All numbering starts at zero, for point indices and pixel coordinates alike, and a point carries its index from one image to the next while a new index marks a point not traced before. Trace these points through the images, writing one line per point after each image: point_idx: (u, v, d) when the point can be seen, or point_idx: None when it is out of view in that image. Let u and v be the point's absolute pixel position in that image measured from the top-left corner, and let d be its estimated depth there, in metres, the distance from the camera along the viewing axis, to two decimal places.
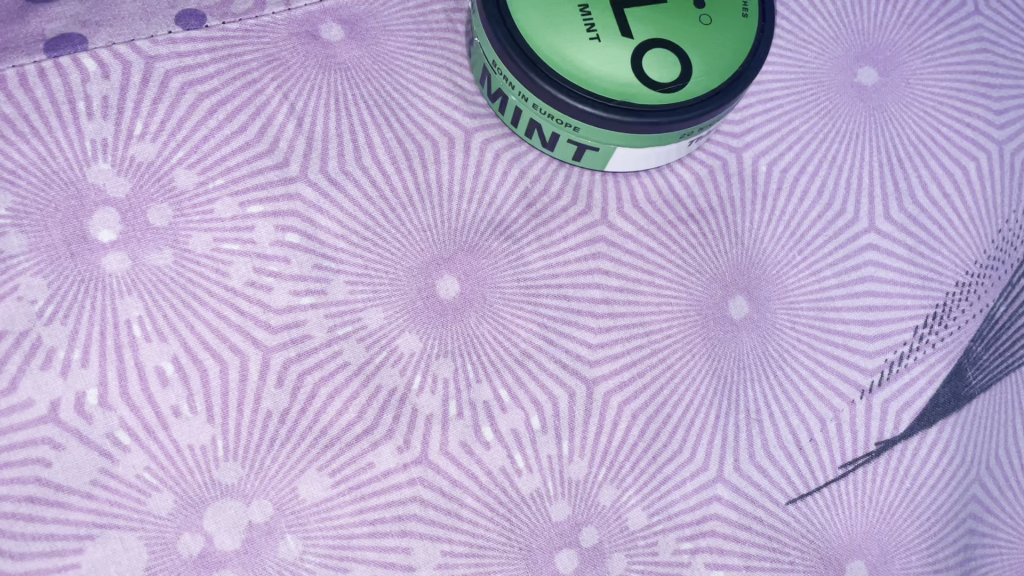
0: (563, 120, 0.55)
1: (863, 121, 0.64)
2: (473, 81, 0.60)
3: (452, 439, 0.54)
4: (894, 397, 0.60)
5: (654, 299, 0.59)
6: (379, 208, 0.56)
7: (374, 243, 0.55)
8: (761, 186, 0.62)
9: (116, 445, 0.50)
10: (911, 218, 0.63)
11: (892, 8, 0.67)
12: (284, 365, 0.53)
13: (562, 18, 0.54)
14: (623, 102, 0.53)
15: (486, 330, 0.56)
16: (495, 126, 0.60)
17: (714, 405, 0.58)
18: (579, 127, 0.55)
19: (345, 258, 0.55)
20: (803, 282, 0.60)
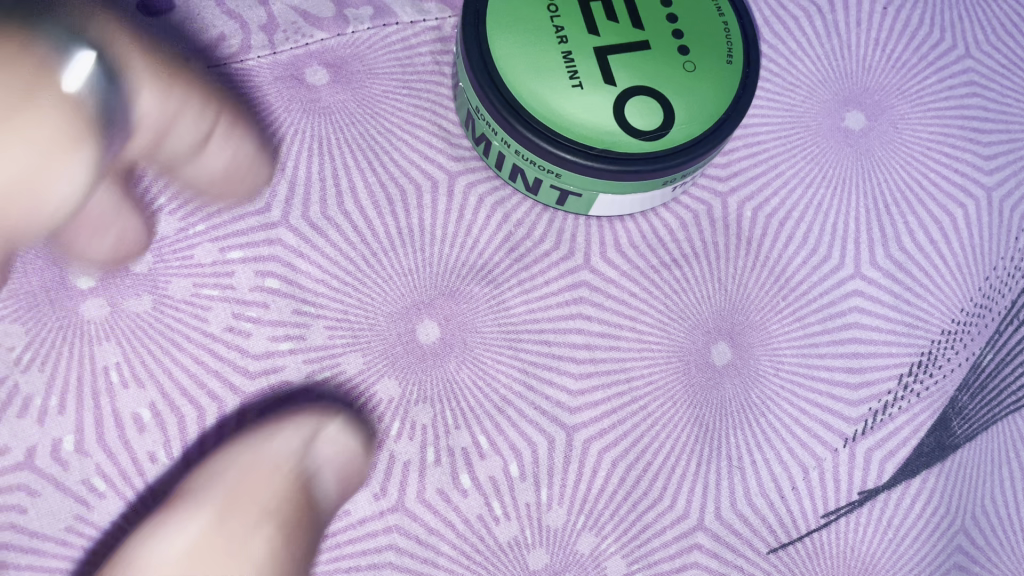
0: (544, 166, 0.55)
1: (849, 166, 0.64)
2: (459, 124, 0.60)
3: (428, 486, 0.54)
4: (878, 447, 0.59)
5: (635, 344, 0.59)
6: (360, 253, 0.56)
7: (354, 289, 0.56)
8: (746, 231, 0.62)
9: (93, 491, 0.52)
10: (898, 264, 0.62)
11: (882, 52, 0.67)
12: None
13: (544, 64, 0.54)
14: (603, 149, 0.53)
15: (465, 376, 0.56)
16: (479, 169, 0.60)
17: (695, 453, 0.58)
18: (561, 173, 0.55)
19: (324, 303, 0.55)
20: (787, 328, 0.60)
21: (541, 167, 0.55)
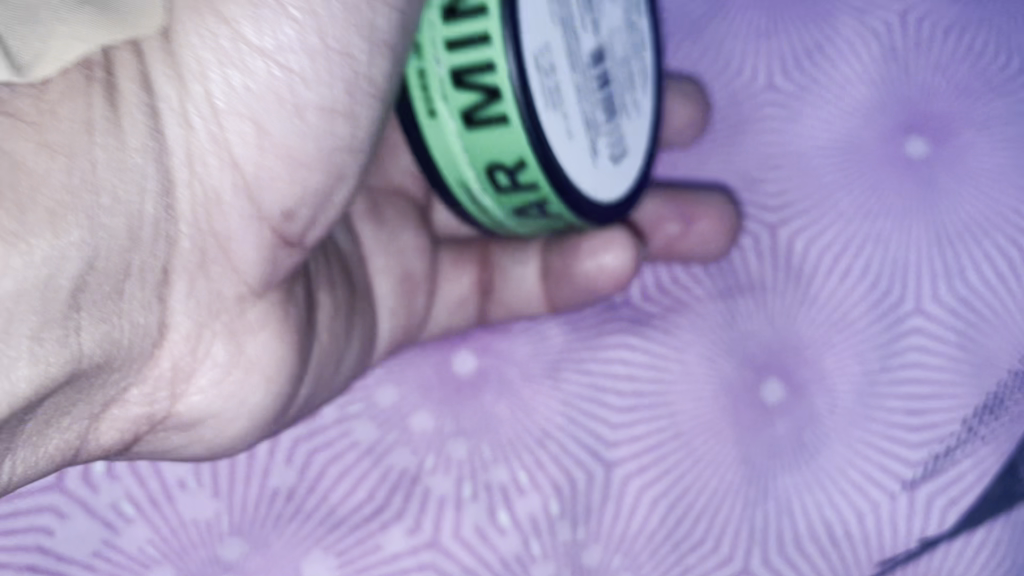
0: (429, 97, 0.46)
1: (910, 197, 0.61)
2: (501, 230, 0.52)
3: (465, 522, 0.52)
4: (941, 492, 0.56)
5: (681, 379, 0.56)
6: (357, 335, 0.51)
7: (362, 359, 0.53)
8: (796, 264, 0.59)
9: (120, 516, 0.49)
10: (961, 299, 0.59)
11: (944, 76, 0.63)
12: (294, 443, 0.52)
13: (455, 180, 0.48)
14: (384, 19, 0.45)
15: (503, 409, 0.54)
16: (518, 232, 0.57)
17: (740, 494, 0.55)
18: (443, 101, 0.45)
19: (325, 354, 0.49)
20: (843, 364, 0.58)
21: (426, 95, 0.46)
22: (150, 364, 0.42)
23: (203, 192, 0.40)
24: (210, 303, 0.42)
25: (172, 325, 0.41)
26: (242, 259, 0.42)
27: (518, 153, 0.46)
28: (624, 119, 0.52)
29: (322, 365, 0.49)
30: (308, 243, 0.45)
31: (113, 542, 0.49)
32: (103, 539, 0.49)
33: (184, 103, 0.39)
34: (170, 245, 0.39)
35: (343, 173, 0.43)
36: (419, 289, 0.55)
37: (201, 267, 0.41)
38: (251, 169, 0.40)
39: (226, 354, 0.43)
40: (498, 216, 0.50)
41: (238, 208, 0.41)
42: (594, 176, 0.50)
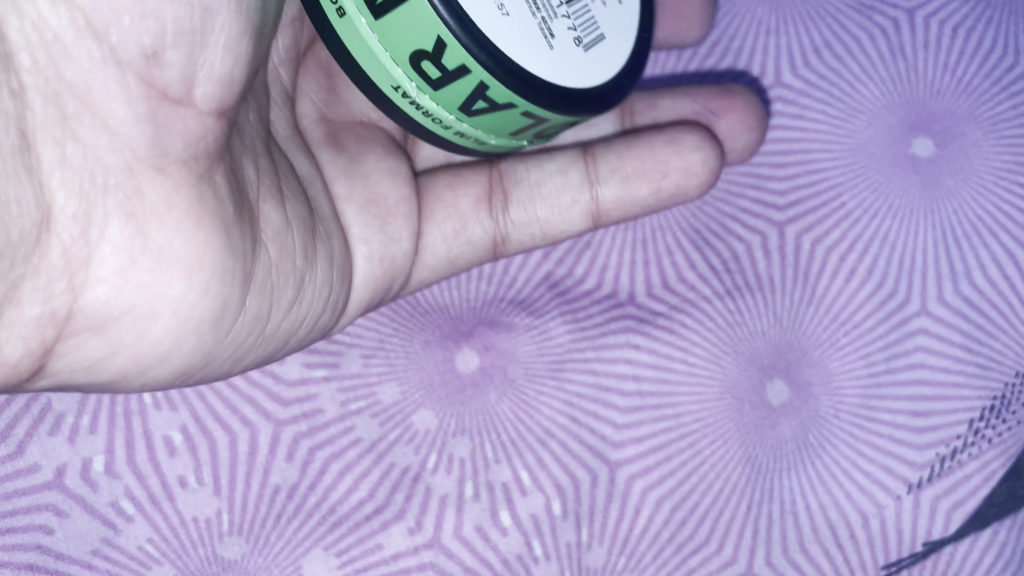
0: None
1: (916, 197, 0.60)
2: (472, 136, 0.49)
3: (466, 522, 0.52)
4: (947, 494, 0.56)
5: (686, 380, 0.56)
6: (321, 260, 0.48)
7: (336, 289, 0.50)
8: (802, 265, 0.59)
9: (120, 514, 0.49)
10: (968, 301, 0.59)
11: (952, 76, 0.63)
12: (294, 440, 0.51)
13: (389, 85, 0.46)
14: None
15: (506, 408, 0.54)
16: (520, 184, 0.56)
17: (744, 494, 0.55)
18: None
19: (274, 260, 0.45)
20: (848, 365, 0.57)
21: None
22: (38, 257, 0.38)
23: (41, 33, 0.37)
24: (97, 176, 0.39)
25: (54, 205, 0.38)
26: (115, 119, 0.39)
27: (429, 32, 0.43)
28: (595, 2, 0.48)
29: (281, 284, 0.46)
30: (203, 104, 0.41)
31: (113, 541, 0.49)
32: (102, 538, 0.49)
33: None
34: (15, 98, 0.36)
35: (208, 5, 0.39)
36: (392, 216, 0.52)
37: (63, 126, 0.38)
38: (87, 2, 0.37)
39: (126, 240, 0.40)
40: (447, 117, 0.47)
41: (85, 46, 0.37)
42: (548, 57, 0.46)
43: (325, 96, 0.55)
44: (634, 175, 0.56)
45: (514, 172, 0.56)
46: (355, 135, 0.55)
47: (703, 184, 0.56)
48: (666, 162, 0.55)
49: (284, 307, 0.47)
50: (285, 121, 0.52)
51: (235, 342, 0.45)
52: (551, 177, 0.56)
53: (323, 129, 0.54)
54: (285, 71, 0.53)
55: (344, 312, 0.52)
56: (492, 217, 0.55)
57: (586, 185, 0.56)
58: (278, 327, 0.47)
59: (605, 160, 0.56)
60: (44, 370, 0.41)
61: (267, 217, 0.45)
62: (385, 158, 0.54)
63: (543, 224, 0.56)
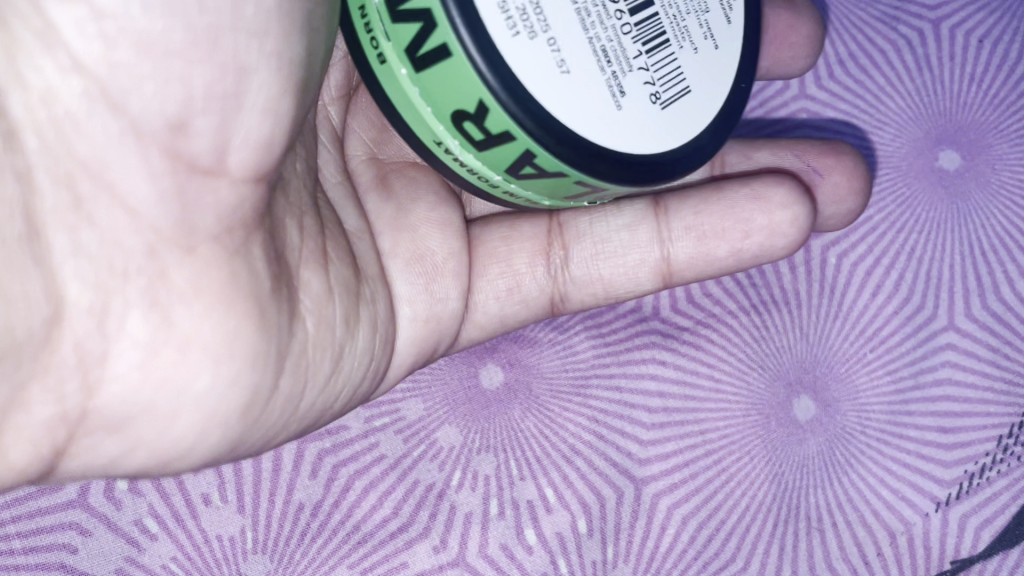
0: (375, 36, 0.40)
1: (944, 210, 0.60)
2: (522, 195, 0.44)
3: (491, 541, 0.51)
4: (975, 512, 0.55)
5: (712, 396, 0.55)
6: (361, 327, 0.45)
7: (380, 353, 0.47)
8: (828, 279, 0.59)
9: (144, 532, 0.49)
10: (996, 316, 0.58)
11: (978, 88, 0.62)
12: (318, 457, 0.51)
13: (430, 140, 0.41)
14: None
15: (531, 425, 0.53)
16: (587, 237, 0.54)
17: (771, 512, 0.54)
18: (388, 40, 0.40)
19: (311, 337, 0.43)
20: (876, 381, 0.57)
21: (372, 37, 0.40)
22: (47, 353, 0.35)
23: (50, 105, 0.35)
24: (113, 261, 0.36)
25: (67, 298, 0.35)
26: (134, 197, 0.37)
27: (471, 93, 0.38)
28: (682, 50, 0.43)
29: (318, 359, 0.43)
30: (237, 169, 0.38)
31: (137, 559, 0.48)
32: (126, 556, 0.48)
33: (12, 6, 0.33)
34: (22, 183, 0.34)
35: (243, 64, 0.36)
36: (441, 271, 0.50)
37: (77, 210, 0.36)
38: (103, 70, 0.35)
39: (149, 331, 0.37)
40: (496, 178, 0.42)
41: (98, 118, 0.36)
42: (615, 120, 0.41)
43: (376, 136, 0.52)
44: (712, 233, 0.53)
45: (579, 225, 0.54)
46: (407, 177, 0.51)
47: (790, 243, 0.53)
48: (749, 220, 0.52)
49: (321, 383, 0.44)
50: (334, 166, 0.50)
51: (268, 427, 0.42)
52: (618, 234, 0.54)
53: (373, 173, 0.51)
54: (335, 109, 0.51)
55: (381, 377, 0.49)
56: (550, 273, 0.53)
57: (658, 245, 0.53)
58: (312, 405, 0.44)
59: (679, 217, 0.53)
60: (59, 472, 0.38)
61: (308, 285, 0.43)
62: (437, 208, 0.51)
63: (609, 284, 0.54)
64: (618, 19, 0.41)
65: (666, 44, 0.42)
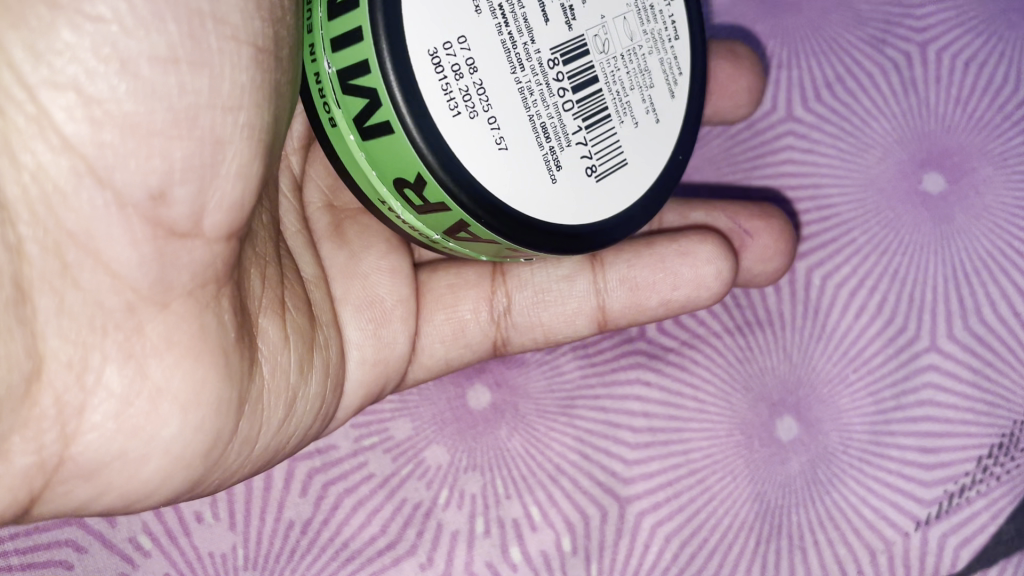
0: (327, 102, 0.41)
1: (927, 233, 0.60)
2: (465, 250, 0.45)
3: (477, 558, 0.52)
4: (954, 531, 0.56)
5: (695, 417, 0.56)
6: (315, 378, 0.47)
7: (331, 397, 0.49)
8: (812, 300, 0.60)
9: (138, 549, 0.50)
10: (978, 338, 0.59)
11: (963, 111, 0.63)
12: (308, 476, 0.52)
13: (375, 198, 0.43)
14: (308, 20, 0.41)
15: (517, 444, 0.54)
16: (527, 278, 0.54)
17: (753, 531, 0.55)
18: (339, 108, 0.40)
19: (269, 385, 0.45)
20: (858, 402, 0.58)
21: (324, 102, 0.41)
22: (27, 407, 0.36)
23: (40, 182, 0.35)
24: (93, 318, 0.37)
25: (46, 354, 0.36)
26: (118, 263, 0.37)
27: (411, 167, 0.39)
28: (622, 125, 0.44)
29: (271, 405, 0.45)
30: (211, 231, 0.39)
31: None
32: (120, 572, 0.49)
33: (7, 94, 0.34)
34: (12, 254, 0.35)
35: (221, 136, 0.37)
36: (390, 317, 0.52)
37: (63, 275, 0.37)
38: (90, 149, 0.35)
39: (123, 383, 0.38)
40: (434, 236, 0.44)
41: (85, 192, 0.36)
42: (548, 193, 0.42)
43: (331, 183, 0.53)
44: (644, 285, 0.54)
45: (521, 274, 0.54)
46: (360, 224, 0.53)
47: (712, 295, 0.54)
48: (677, 273, 0.54)
49: (274, 428, 0.46)
50: (293, 215, 0.51)
51: (226, 467, 0.44)
52: (557, 284, 0.54)
53: (327, 220, 0.52)
54: (296, 157, 0.52)
55: (333, 418, 0.51)
56: (494, 317, 0.54)
57: (594, 294, 0.54)
58: (267, 447, 0.46)
59: (614, 267, 0.54)
60: (33, 512, 0.40)
61: (264, 333, 0.45)
62: (388, 256, 0.52)
63: (547, 329, 0.55)
64: (560, 97, 0.41)
65: (607, 120, 0.43)
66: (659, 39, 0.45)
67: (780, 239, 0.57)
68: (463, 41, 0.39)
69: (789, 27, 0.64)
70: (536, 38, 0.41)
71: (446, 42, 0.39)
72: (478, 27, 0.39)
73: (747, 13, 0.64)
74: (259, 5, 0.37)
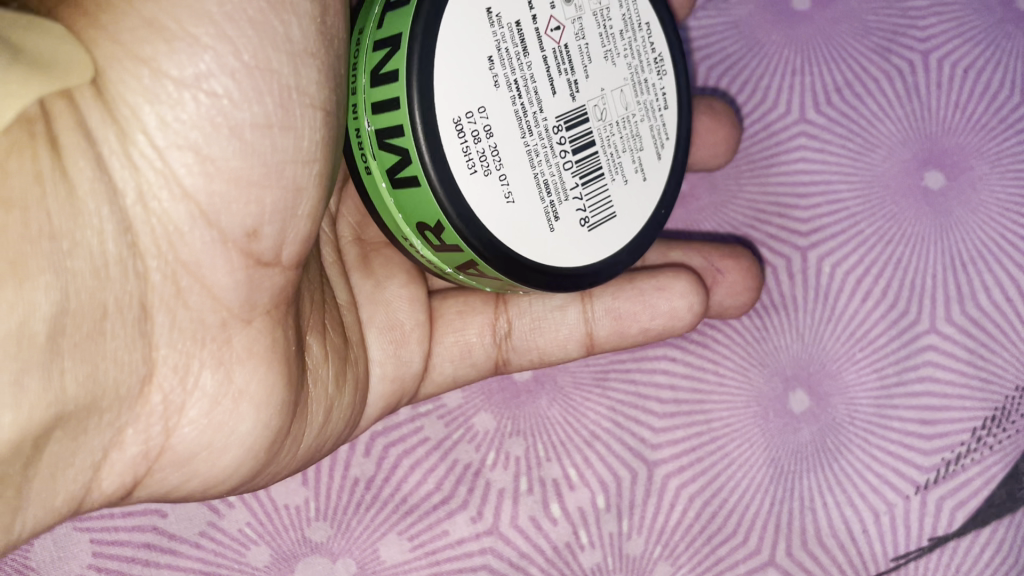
0: (365, 153, 0.46)
1: (928, 226, 0.66)
2: (475, 283, 0.50)
3: (521, 513, 0.59)
4: (950, 495, 0.62)
5: (717, 388, 0.62)
6: (348, 393, 0.53)
7: (359, 411, 0.55)
8: (822, 284, 0.66)
9: (223, 501, 0.56)
10: (973, 321, 0.65)
11: (961, 114, 0.68)
12: (371, 438, 0.58)
13: (398, 234, 0.48)
14: (353, 83, 0.46)
15: (557, 412, 0.60)
16: (525, 308, 0.59)
17: (768, 493, 0.61)
18: (375, 159, 0.45)
19: (315, 392, 0.50)
20: (864, 378, 0.64)
21: (362, 152, 0.46)
22: (140, 404, 0.42)
23: (164, 225, 0.41)
24: (194, 330, 0.43)
25: (157, 361, 0.42)
26: (218, 285, 0.43)
27: (432, 215, 0.44)
28: (614, 182, 0.49)
29: (315, 409, 0.51)
30: (287, 261, 0.45)
31: (218, 524, 0.56)
32: (209, 521, 0.56)
33: (138, 150, 0.39)
34: (140, 280, 0.40)
35: (301, 185, 0.43)
36: (408, 338, 0.57)
37: (178, 297, 0.42)
38: (203, 197, 0.41)
39: (214, 385, 0.44)
40: (447, 269, 0.48)
41: (198, 231, 0.41)
42: (548, 240, 0.47)
43: (359, 219, 0.58)
44: (627, 314, 0.59)
45: (520, 303, 0.59)
46: (384, 255, 0.57)
47: (688, 324, 0.60)
48: (655, 305, 0.59)
49: (318, 427, 0.51)
50: (329, 245, 0.55)
51: (313, 424, 0.51)
52: (551, 313, 0.59)
53: (357, 251, 0.57)
54: (335, 198, 0.56)
55: (358, 423, 0.56)
56: (495, 342, 0.59)
57: (584, 323, 0.59)
58: (308, 447, 0.52)
59: (601, 299, 0.59)
60: (132, 496, 0.46)
61: (310, 350, 0.50)
62: (408, 285, 0.57)
63: (543, 352, 0.59)
64: (562, 157, 0.46)
65: (601, 177, 0.48)
66: (651, 108, 0.51)
67: (747, 274, 0.62)
68: (483, 110, 0.44)
69: (802, 35, 0.69)
70: (545, 107, 0.46)
71: (468, 112, 0.43)
72: (496, 98, 0.44)
73: (762, 24, 0.69)
74: (330, 77, 0.43)
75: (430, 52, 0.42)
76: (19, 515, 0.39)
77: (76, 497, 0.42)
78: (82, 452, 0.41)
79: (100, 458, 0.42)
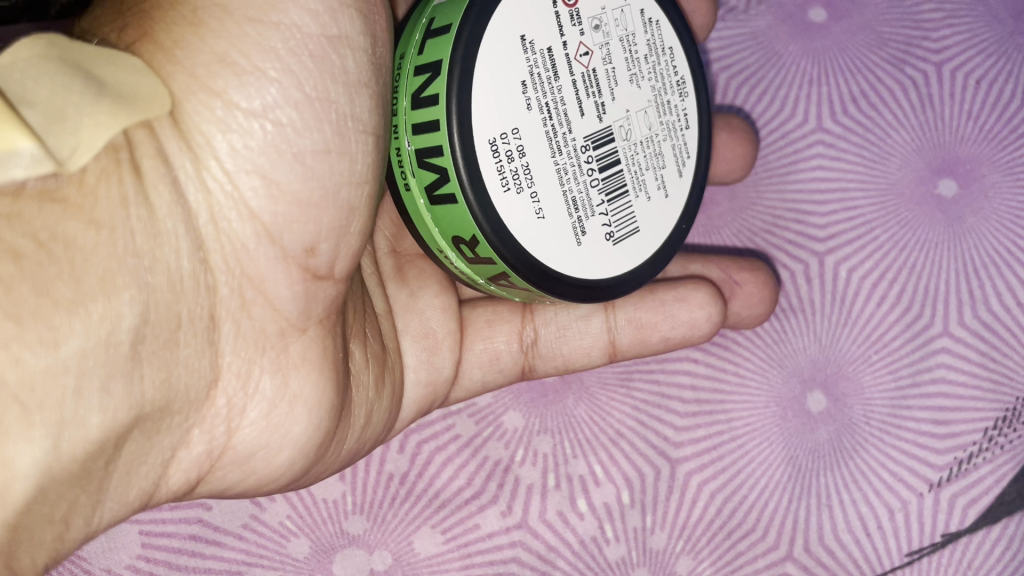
0: (405, 171, 0.48)
1: (941, 233, 0.68)
2: (505, 293, 0.52)
3: (550, 508, 0.61)
4: (962, 492, 0.64)
5: (737, 387, 0.65)
6: (389, 397, 0.56)
7: (397, 409, 0.58)
8: (839, 291, 0.68)
9: (265, 495, 0.59)
10: (984, 324, 0.67)
11: (975, 124, 0.71)
12: (406, 436, 0.61)
13: (435, 247, 0.50)
14: (395, 106, 0.48)
15: (583, 412, 0.63)
16: (551, 318, 0.61)
17: (787, 490, 0.64)
18: (415, 177, 0.47)
19: (360, 399, 0.53)
20: (879, 378, 0.66)
21: (403, 171, 0.48)
22: (207, 405, 0.44)
23: (232, 243, 0.43)
24: (257, 339, 0.45)
25: (222, 366, 0.44)
26: (279, 297, 0.45)
27: (468, 229, 0.46)
28: (637, 198, 0.51)
29: (358, 412, 0.53)
30: (339, 273, 0.47)
31: (260, 517, 0.59)
32: (252, 515, 0.58)
33: (210, 172, 0.42)
34: (210, 291, 0.43)
35: (354, 206, 0.46)
36: (441, 345, 0.59)
37: (242, 308, 0.44)
38: (268, 217, 0.43)
39: (274, 388, 0.47)
40: (479, 280, 0.51)
41: (262, 248, 0.44)
42: (575, 252, 0.49)
43: (394, 230, 0.59)
44: (647, 323, 0.61)
45: (546, 313, 0.61)
46: (418, 267, 0.60)
47: (706, 334, 0.62)
48: (674, 314, 0.61)
49: (359, 431, 0.54)
50: (367, 259, 0.57)
51: (356, 433, 0.54)
52: (576, 323, 0.61)
53: (393, 263, 0.59)
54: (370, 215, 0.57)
55: (395, 423, 0.58)
56: (523, 348, 0.61)
57: (606, 332, 0.61)
58: (350, 450, 0.54)
59: (623, 308, 0.61)
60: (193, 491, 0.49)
61: (353, 356, 0.53)
62: (440, 295, 0.60)
63: (567, 359, 0.62)
64: (589, 175, 0.49)
65: (625, 194, 0.51)
66: (673, 128, 0.53)
67: (764, 287, 0.63)
68: (516, 132, 0.46)
69: (820, 48, 0.71)
70: (574, 128, 0.48)
71: (503, 133, 0.46)
72: (529, 120, 0.46)
73: (781, 36, 0.72)
74: (380, 106, 0.45)
75: (468, 77, 0.45)
76: (98, 507, 0.41)
77: (146, 493, 0.44)
78: (153, 451, 0.43)
79: (170, 455, 0.44)
